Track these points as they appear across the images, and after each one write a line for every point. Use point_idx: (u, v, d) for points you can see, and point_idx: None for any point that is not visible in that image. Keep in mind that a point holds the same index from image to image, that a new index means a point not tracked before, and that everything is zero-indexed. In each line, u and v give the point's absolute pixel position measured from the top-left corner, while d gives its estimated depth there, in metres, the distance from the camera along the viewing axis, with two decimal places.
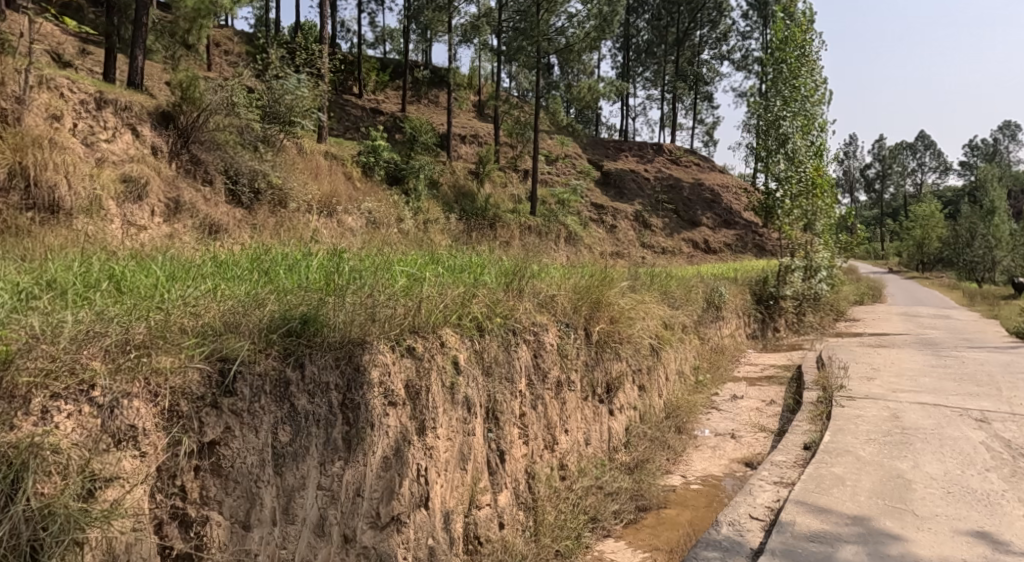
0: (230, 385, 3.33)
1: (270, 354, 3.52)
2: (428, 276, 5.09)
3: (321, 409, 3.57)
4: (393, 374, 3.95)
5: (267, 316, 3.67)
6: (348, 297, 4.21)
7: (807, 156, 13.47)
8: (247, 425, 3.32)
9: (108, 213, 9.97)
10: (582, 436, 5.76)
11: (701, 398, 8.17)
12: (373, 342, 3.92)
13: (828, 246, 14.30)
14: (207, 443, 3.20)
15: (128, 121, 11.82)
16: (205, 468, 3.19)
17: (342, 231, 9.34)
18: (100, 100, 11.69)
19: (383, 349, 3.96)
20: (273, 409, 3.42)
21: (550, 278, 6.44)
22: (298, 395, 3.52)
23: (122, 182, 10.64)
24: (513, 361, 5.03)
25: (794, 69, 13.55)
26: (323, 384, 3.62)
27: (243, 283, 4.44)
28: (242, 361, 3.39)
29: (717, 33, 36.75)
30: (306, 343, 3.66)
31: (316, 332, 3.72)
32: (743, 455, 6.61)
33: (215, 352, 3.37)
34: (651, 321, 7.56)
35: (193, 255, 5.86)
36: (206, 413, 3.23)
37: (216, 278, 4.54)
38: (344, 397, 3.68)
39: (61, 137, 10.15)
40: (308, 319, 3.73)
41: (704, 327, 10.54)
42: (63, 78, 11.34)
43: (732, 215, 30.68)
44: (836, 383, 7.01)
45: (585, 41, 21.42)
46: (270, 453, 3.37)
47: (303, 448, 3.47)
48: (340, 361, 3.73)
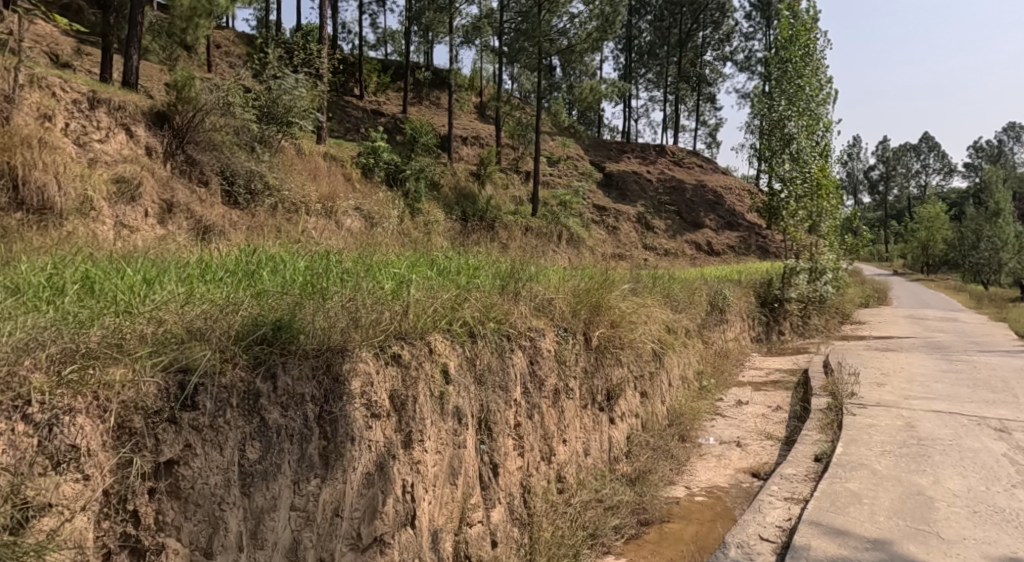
0: (190, 399, 3.08)
1: (237, 364, 3.25)
2: (418, 278, 4.82)
3: (295, 423, 3.31)
4: (377, 385, 3.68)
5: (237, 321, 3.41)
6: (330, 300, 3.94)
7: (812, 156, 13.20)
8: (210, 442, 3.07)
9: (99, 215, 9.74)
10: (582, 446, 5.50)
11: (705, 404, 7.89)
12: (354, 349, 3.65)
13: (833, 248, 14.01)
14: (163, 464, 2.96)
15: (122, 120, 11.58)
16: (161, 491, 2.95)
17: (336, 232, 9.07)
18: (92, 99, 11.45)
19: (365, 357, 3.69)
20: (240, 424, 3.16)
21: (548, 281, 6.17)
22: (268, 409, 3.26)
23: (115, 182, 10.41)
24: (508, 367, 4.76)
25: (799, 68, 13.24)
26: (298, 396, 3.36)
27: (222, 287, 4.19)
28: (206, 371, 3.13)
29: (720, 33, 36.50)
30: (278, 352, 3.39)
31: (290, 339, 3.45)
32: (750, 465, 6.33)
33: (175, 362, 3.11)
34: (653, 326, 7.28)
35: (175, 257, 5.60)
36: (163, 429, 2.98)
37: (192, 281, 4.30)
38: (323, 410, 3.42)
39: (51, 137, 9.91)
40: (283, 324, 3.46)
41: (708, 330, 10.28)
42: (55, 77, 11.12)
43: (736, 217, 30.41)
44: (846, 389, 6.74)
45: (586, 42, 21.16)
46: (236, 472, 3.12)
47: (274, 466, 3.22)
48: (318, 370, 3.46)
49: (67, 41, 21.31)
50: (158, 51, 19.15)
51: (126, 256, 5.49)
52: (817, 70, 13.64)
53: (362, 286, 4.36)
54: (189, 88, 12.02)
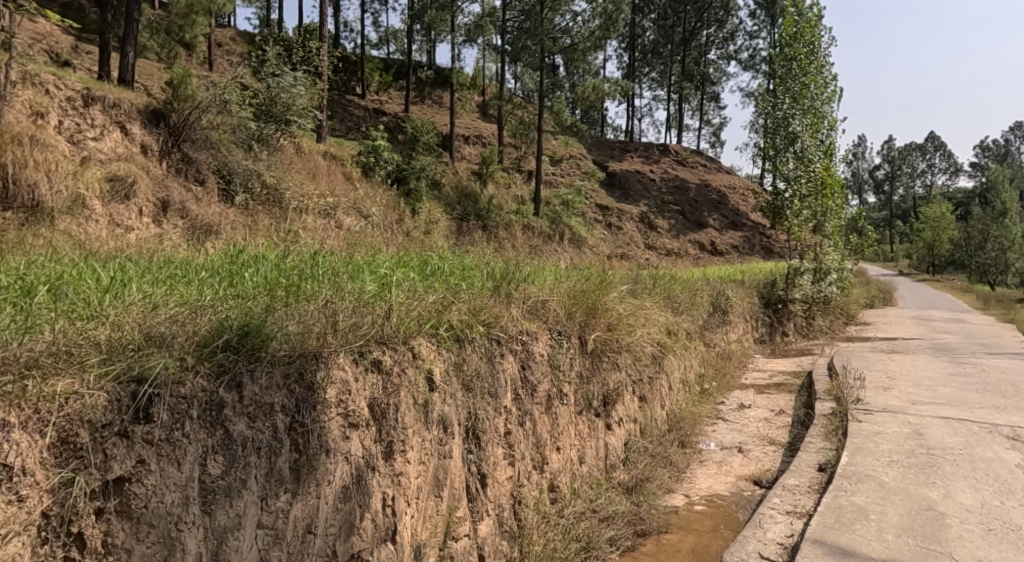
0: (145, 411, 2.89)
1: (198, 372, 3.05)
2: (403, 280, 4.62)
3: (262, 435, 3.12)
4: (354, 393, 3.49)
5: (201, 325, 3.21)
6: (306, 303, 3.74)
7: (817, 155, 12.98)
8: (166, 458, 2.88)
9: (92, 214, 9.57)
10: (577, 454, 5.29)
11: (706, 408, 7.67)
12: (330, 354, 3.45)
13: (838, 248, 13.77)
14: (112, 481, 2.78)
15: (117, 118, 11.39)
16: (110, 511, 2.76)
17: (330, 231, 8.87)
18: (88, 97, 11.28)
19: (342, 363, 3.49)
20: (202, 436, 2.97)
21: (543, 282, 5.97)
22: (233, 420, 3.06)
23: (108, 181, 10.23)
24: (497, 373, 4.55)
25: (803, 66, 13.01)
26: (267, 406, 3.17)
27: (196, 288, 4.01)
28: (163, 380, 2.94)
29: (724, 32, 36.27)
30: (245, 358, 3.19)
31: (259, 345, 3.25)
32: (751, 472, 6.12)
33: (128, 371, 2.92)
34: (653, 327, 7.06)
35: (161, 257, 5.43)
36: (113, 444, 2.80)
37: (167, 282, 4.12)
38: (294, 420, 3.23)
39: (43, 134, 9.74)
40: (251, 328, 3.26)
41: (710, 331, 10.07)
42: (49, 74, 10.97)
43: (739, 217, 30.18)
44: (851, 393, 6.52)
45: (589, 40, 20.97)
46: (195, 489, 2.92)
47: (239, 481, 3.02)
48: (289, 377, 3.27)
49: (66, 40, 21.16)
50: (157, 49, 18.98)
51: (108, 256, 5.31)
52: (822, 68, 13.42)
53: (344, 287, 4.16)
54: (185, 85, 12.03)
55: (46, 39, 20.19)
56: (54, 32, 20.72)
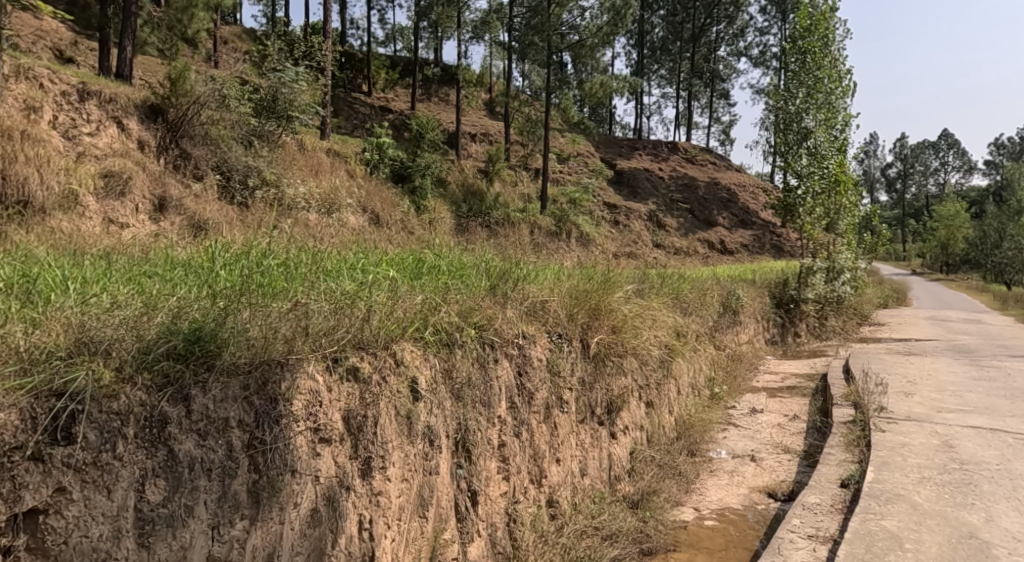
0: (68, 430, 2.54)
1: (135, 384, 2.70)
2: (388, 280, 4.25)
3: (215, 455, 2.77)
4: (324, 404, 3.14)
5: (145, 329, 2.86)
6: (274, 304, 3.39)
7: (830, 151, 12.50)
8: (93, 484, 2.54)
9: (85, 210, 9.24)
10: (578, 466, 4.92)
11: (716, 414, 7.27)
12: (297, 361, 3.10)
13: (851, 246, 13.36)
14: (25, 512, 2.44)
15: (113, 113, 11.04)
16: (22, 548, 2.43)
17: (326, 228, 8.51)
18: (83, 91, 10.93)
19: (311, 371, 3.14)
20: (139, 458, 2.62)
21: (544, 281, 5.60)
22: (179, 438, 2.71)
23: (103, 176, 9.90)
24: (490, 380, 4.19)
25: (818, 58, 12.58)
26: (220, 421, 2.81)
27: (161, 288, 3.67)
28: (92, 395, 2.59)
29: (734, 28, 35.82)
30: (192, 370, 2.83)
31: (210, 353, 2.89)
32: (766, 484, 5.72)
33: (50, 386, 2.58)
34: (660, 329, 6.65)
35: (140, 254, 5.11)
36: (26, 470, 2.45)
37: (128, 281, 3.78)
38: (253, 437, 2.87)
39: (35, 130, 9.44)
40: (203, 334, 2.91)
41: (720, 333, 9.69)
42: (42, 67, 10.61)
43: (749, 216, 29.69)
44: (872, 399, 6.11)
45: (597, 36, 20.52)
46: (129, 520, 2.57)
47: (184, 509, 2.67)
48: (248, 389, 2.91)
49: (69, 36, 20.87)
50: (159, 44, 18.65)
51: (82, 252, 4.98)
52: (836, 62, 12.99)
53: (323, 287, 3.82)
54: (183, 81, 11.64)
55: (48, 35, 19.92)
56: (53, 27, 20.48)
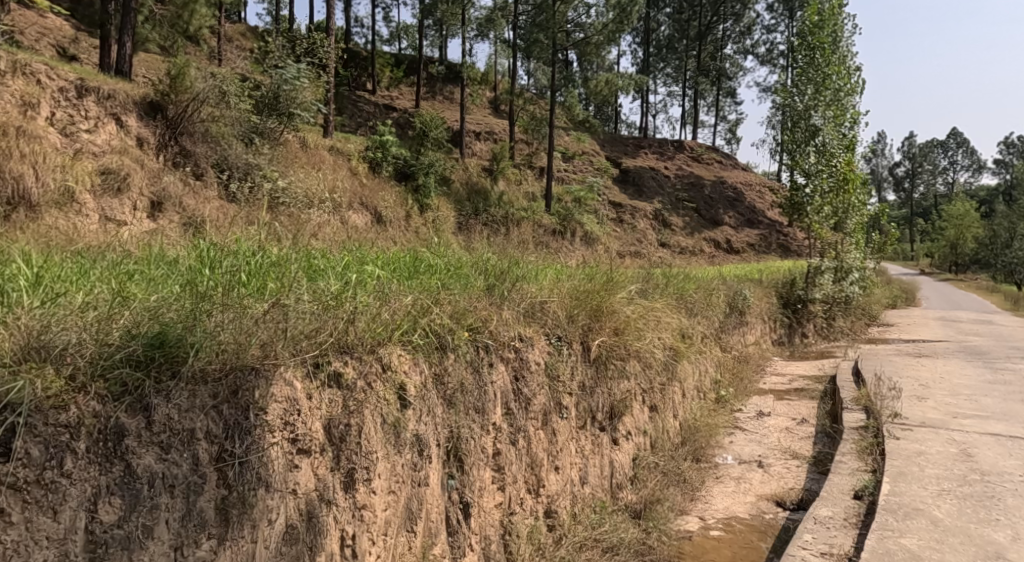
0: (10, 445, 2.34)
1: (87, 393, 2.51)
2: (378, 280, 4.05)
3: (179, 469, 2.57)
4: (302, 413, 2.94)
5: (103, 334, 2.67)
6: (249, 305, 3.18)
7: (839, 149, 12.23)
8: (36, 506, 2.33)
9: (83, 208, 9.08)
10: (578, 474, 4.71)
11: (721, 418, 7.04)
12: (273, 368, 2.90)
13: (859, 246, 13.12)
14: None
15: (112, 110, 10.84)
16: None
17: (326, 226, 8.29)
18: (81, 87, 10.73)
19: (288, 378, 2.94)
20: (92, 474, 2.42)
21: (543, 280, 5.39)
22: (138, 452, 2.51)
23: (100, 174, 9.70)
24: (486, 386, 3.98)
25: (827, 55, 12.33)
26: (186, 432, 2.62)
27: (138, 287, 3.49)
28: (39, 406, 2.40)
29: (741, 26, 35.46)
30: (154, 377, 2.63)
31: (174, 359, 2.69)
32: (774, 491, 5.50)
33: None
34: (664, 330, 6.42)
35: (124, 251, 4.91)
36: None
37: (101, 278, 3.58)
38: (222, 449, 2.68)
39: (32, 126, 9.27)
40: (168, 339, 2.71)
41: (726, 334, 9.47)
42: (40, 63, 10.41)
43: (755, 215, 29.38)
44: (884, 404, 5.88)
45: (602, 34, 20.26)
46: (80, 543, 2.37)
47: (142, 529, 2.46)
48: (218, 397, 2.72)
49: (71, 32, 20.71)
50: (160, 41, 18.45)
51: (64, 249, 4.80)
52: (845, 58, 12.72)
53: (309, 286, 3.62)
54: (183, 77, 11.33)
55: (50, 32, 19.77)
56: (55, 24, 20.34)
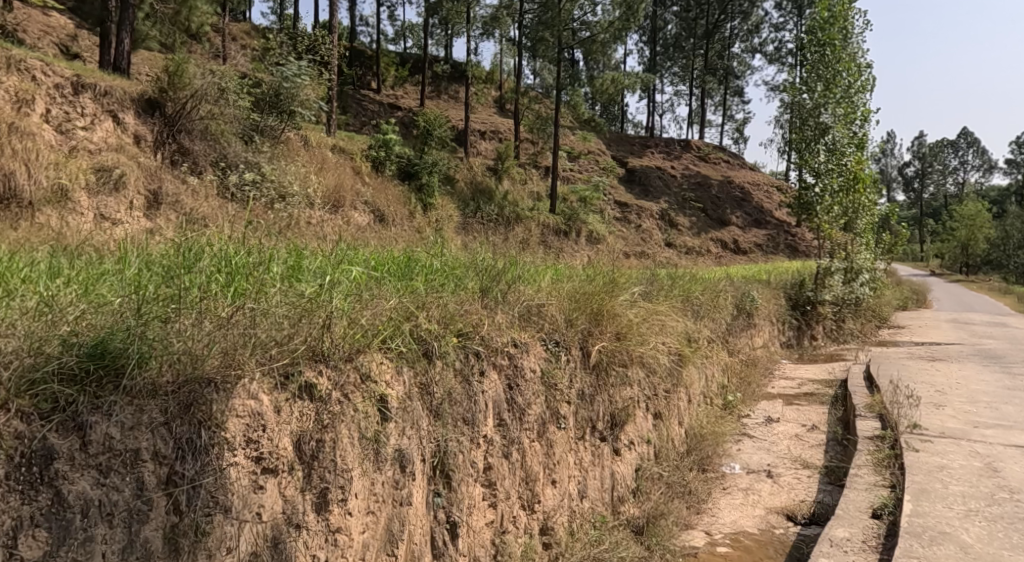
0: None
1: (13, 411, 2.25)
2: (362, 282, 3.78)
3: (120, 495, 2.32)
4: (265, 429, 2.67)
5: (36, 344, 2.41)
6: (212, 309, 2.92)
7: (849, 147, 11.89)
8: None
9: (78, 207, 8.76)
10: (576, 487, 4.42)
11: (729, 425, 6.74)
12: (234, 379, 2.65)
13: (870, 246, 12.80)
14: None
15: (109, 106, 10.59)
16: None
17: (323, 225, 8.03)
18: (77, 84, 10.44)
19: (251, 390, 2.68)
20: (14, 503, 2.17)
21: (541, 282, 5.12)
22: (70, 477, 2.27)
23: (95, 171, 9.36)
24: (476, 395, 3.71)
25: (837, 52, 12.00)
26: (130, 453, 2.37)
27: (95, 286, 3.23)
28: None
29: (748, 24, 34.99)
30: (92, 392, 2.38)
31: (115, 371, 2.44)
32: (784, 504, 5.21)
33: None
34: (669, 334, 6.12)
35: (97, 248, 4.64)
36: None
37: (58, 277, 3.33)
38: (171, 471, 2.43)
39: (25, 123, 9.04)
40: (110, 348, 2.46)
41: (733, 336, 9.17)
42: (36, 59, 10.14)
43: (763, 215, 28.99)
44: (900, 412, 5.56)
45: (608, 31, 19.89)
46: None
47: None
48: (168, 412, 2.47)
49: (74, 31, 20.58)
50: (161, 38, 18.25)
51: (35, 247, 4.53)
52: (856, 55, 12.39)
53: (288, 285, 3.37)
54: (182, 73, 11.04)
55: (52, 30, 19.63)
56: (57, 23, 20.17)
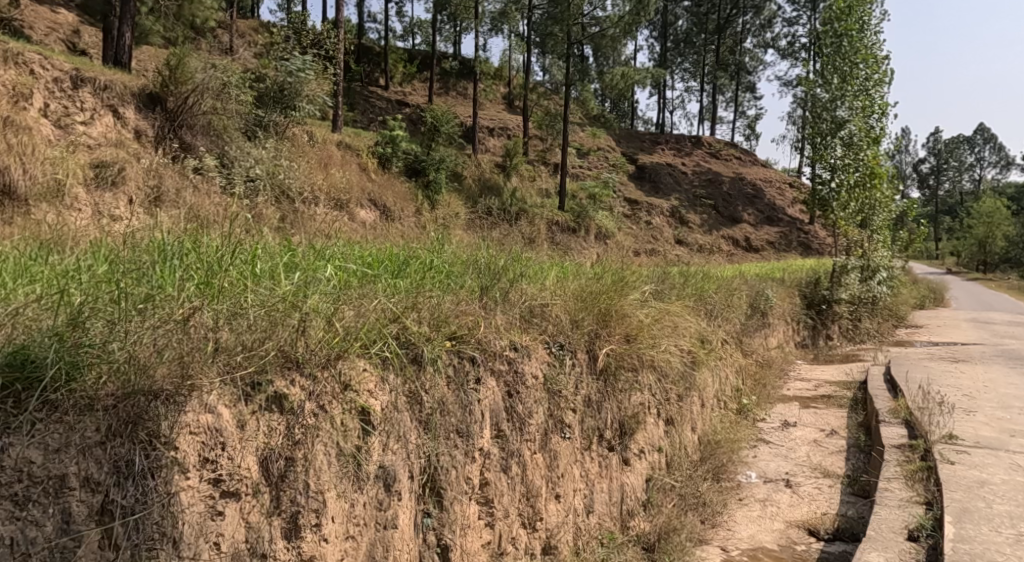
0: None
1: None
2: (348, 280, 3.46)
3: (42, 530, 2.10)
4: (219, 448, 2.38)
5: None
6: (167, 310, 2.65)
7: (867, 141, 11.45)
8: None
9: (75, 203, 8.18)
10: (583, 502, 4.08)
11: (744, 430, 6.38)
12: (183, 394, 2.36)
13: (887, 243, 12.39)
14: None
15: (109, 101, 10.34)
16: None
17: (322, 219, 7.71)
18: (76, 78, 10.18)
19: (204, 405, 2.39)
20: None
21: (545, 280, 4.81)
22: None
23: (93, 168, 8.88)
24: (471, 405, 3.37)
25: (855, 42, 11.55)
26: (55, 480, 2.14)
27: (52, 278, 2.98)
28: None
29: (761, 19, 33.86)
30: (12, 408, 2.14)
31: (38, 385, 2.19)
32: (805, 517, 4.86)
33: None
34: (682, 335, 5.75)
35: (77, 239, 4.39)
36: None
37: (26, 266, 3.10)
38: (105, 500, 2.18)
39: (23, 117, 8.78)
40: (35, 359, 2.22)
41: (748, 337, 8.82)
42: (34, 53, 9.90)
43: (776, 212, 28.52)
44: (930, 419, 5.19)
45: (618, 26, 19.46)
46: None
47: None
48: (104, 431, 2.22)
49: (80, 27, 20.39)
50: (165, 32, 18.00)
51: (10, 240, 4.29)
52: (874, 47, 11.97)
53: (267, 282, 3.09)
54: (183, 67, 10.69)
55: (58, 26, 19.43)
56: (61, 19, 19.97)
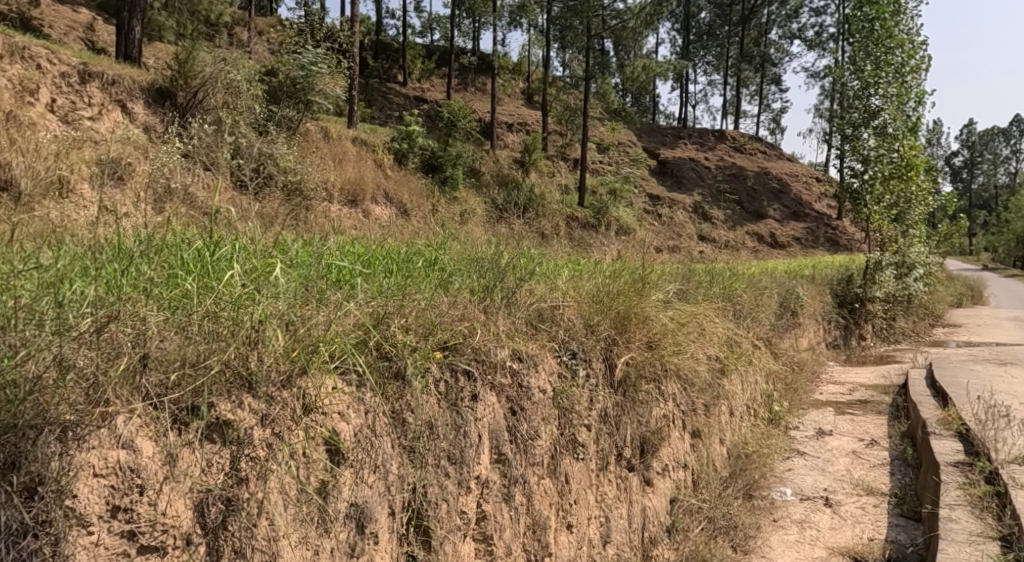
0: None
1: None
2: (326, 279, 3.01)
3: None
4: (130, 493, 2.01)
5: None
6: (83, 314, 2.25)
7: (903, 132, 10.71)
8: None
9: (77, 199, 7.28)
10: (598, 531, 3.58)
11: (778, 440, 5.81)
12: (82, 428, 2.00)
13: (923, 238, 11.68)
14: None
15: (117, 96, 9.99)
16: None
17: (325, 213, 7.23)
18: (84, 72, 9.81)
19: (109, 440, 2.02)
20: None
21: (558, 279, 4.30)
22: None
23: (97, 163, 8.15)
24: (465, 426, 2.90)
25: (888, 26, 10.85)
26: None
27: None
28: None
29: (787, 9, 32.67)
30: None
31: None
32: (849, 542, 4.31)
33: None
34: (710, 340, 5.20)
35: (46, 224, 3.99)
36: None
37: None
38: None
39: (26, 112, 8.42)
40: None
41: (777, 338, 8.21)
42: (40, 47, 9.57)
43: (802, 207, 27.70)
44: (994, 434, 4.60)
45: (639, 17, 18.76)
46: None
47: None
48: None
49: (98, 25, 20.18)
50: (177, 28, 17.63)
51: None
52: (908, 31, 11.28)
53: (228, 281, 2.66)
54: (192, 62, 10.13)
55: (76, 25, 19.20)
56: (78, 17, 19.72)
